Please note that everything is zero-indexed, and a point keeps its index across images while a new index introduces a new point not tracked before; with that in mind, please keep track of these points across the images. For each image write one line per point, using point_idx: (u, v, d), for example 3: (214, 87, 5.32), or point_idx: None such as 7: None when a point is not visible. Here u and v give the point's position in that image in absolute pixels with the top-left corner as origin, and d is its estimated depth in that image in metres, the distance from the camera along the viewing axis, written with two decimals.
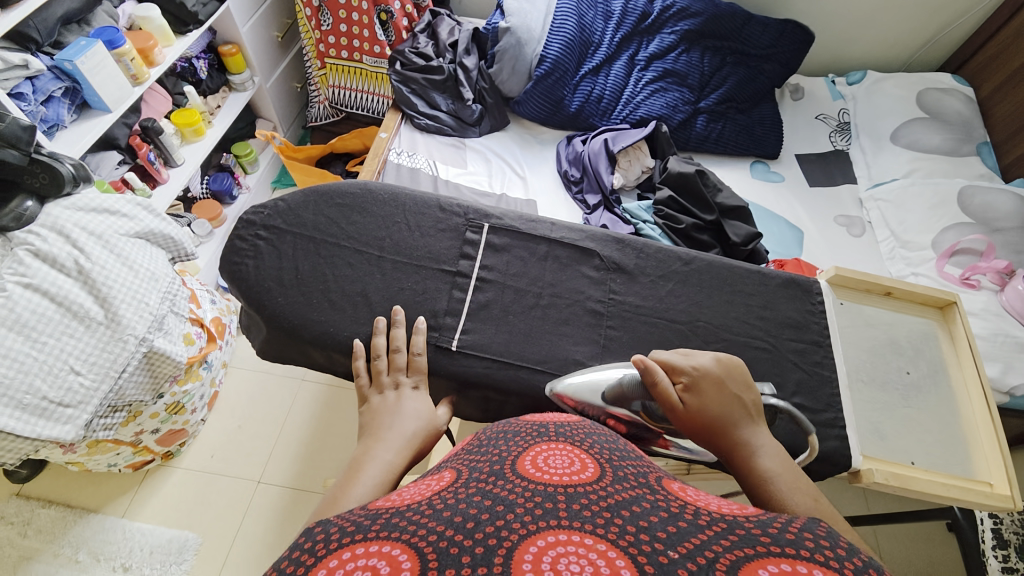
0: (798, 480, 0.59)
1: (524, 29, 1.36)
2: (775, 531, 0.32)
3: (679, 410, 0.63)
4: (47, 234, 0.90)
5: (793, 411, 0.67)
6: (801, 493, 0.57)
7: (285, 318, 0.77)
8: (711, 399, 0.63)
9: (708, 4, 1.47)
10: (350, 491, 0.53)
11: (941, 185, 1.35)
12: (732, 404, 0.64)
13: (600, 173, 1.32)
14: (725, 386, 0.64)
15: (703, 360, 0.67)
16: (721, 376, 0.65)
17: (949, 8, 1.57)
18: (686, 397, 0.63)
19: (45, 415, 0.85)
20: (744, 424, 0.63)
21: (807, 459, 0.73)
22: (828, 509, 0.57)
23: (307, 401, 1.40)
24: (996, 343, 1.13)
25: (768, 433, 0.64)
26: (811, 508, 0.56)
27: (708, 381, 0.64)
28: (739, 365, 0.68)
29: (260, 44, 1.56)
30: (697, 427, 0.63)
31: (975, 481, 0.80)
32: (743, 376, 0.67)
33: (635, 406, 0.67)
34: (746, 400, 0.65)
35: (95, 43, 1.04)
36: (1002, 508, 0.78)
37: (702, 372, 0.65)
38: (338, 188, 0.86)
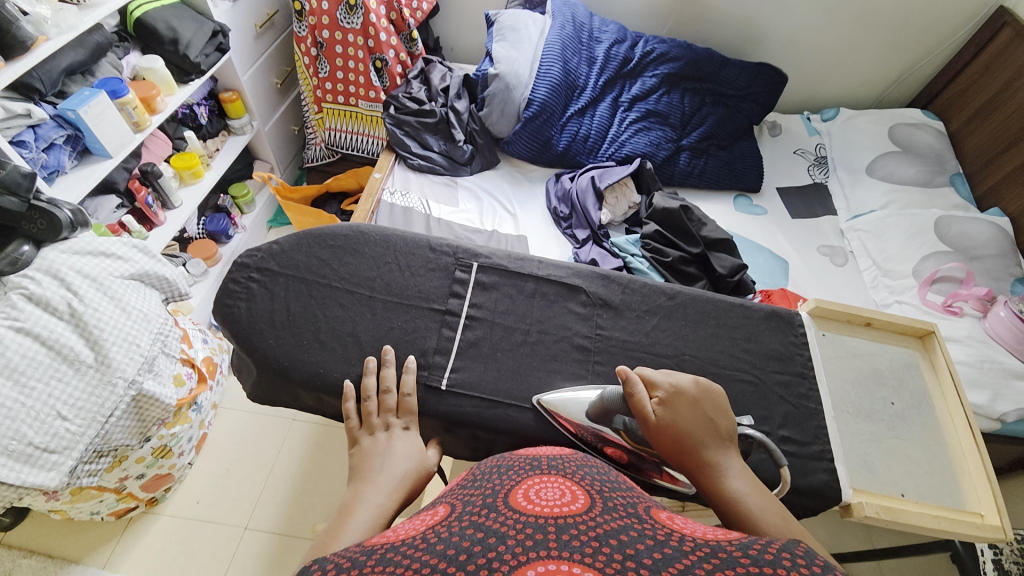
0: (763, 504, 0.60)
1: (512, 75, 1.43)
2: (755, 552, 0.33)
3: (653, 424, 0.64)
4: (42, 278, 0.91)
5: (765, 442, 0.69)
6: (769, 512, 0.59)
7: (276, 359, 0.77)
8: (685, 417, 0.65)
9: (686, 49, 1.55)
10: (341, 537, 0.53)
11: (918, 216, 1.40)
12: (705, 424, 0.65)
13: (588, 209, 1.36)
14: (700, 406, 0.66)
15: (682, 378, 0.69)
16: (696, 397, 0.67)
17: (912, 49, 1.67)
18: (662, 412, 0.65)
19: (30, 461, 0.83)
20: (715, 445, 0.64)
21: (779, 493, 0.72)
22: (794, 528, 0.59)
23: (298, 442, 1.37)
24: (983, 369, 1.15)
25: (738, 458, 0.65)
26: (778, 527, 0.57)
27: (684, 399, 0.66)
28: (716, 388, 0.69)
29: (259, 91, 1.63)
30: (668, 442, 0.64)
31: (965, 512, 0.80)
32: (720, 401, 0.68)
33: (617, 422, 0.69)
34: (720, 422, 0.66)
35: (99, 93, 1.08)
36: (994, 539, 0.79)
37: (678, 390, 0.67)
38: (331, 230, 0.89)
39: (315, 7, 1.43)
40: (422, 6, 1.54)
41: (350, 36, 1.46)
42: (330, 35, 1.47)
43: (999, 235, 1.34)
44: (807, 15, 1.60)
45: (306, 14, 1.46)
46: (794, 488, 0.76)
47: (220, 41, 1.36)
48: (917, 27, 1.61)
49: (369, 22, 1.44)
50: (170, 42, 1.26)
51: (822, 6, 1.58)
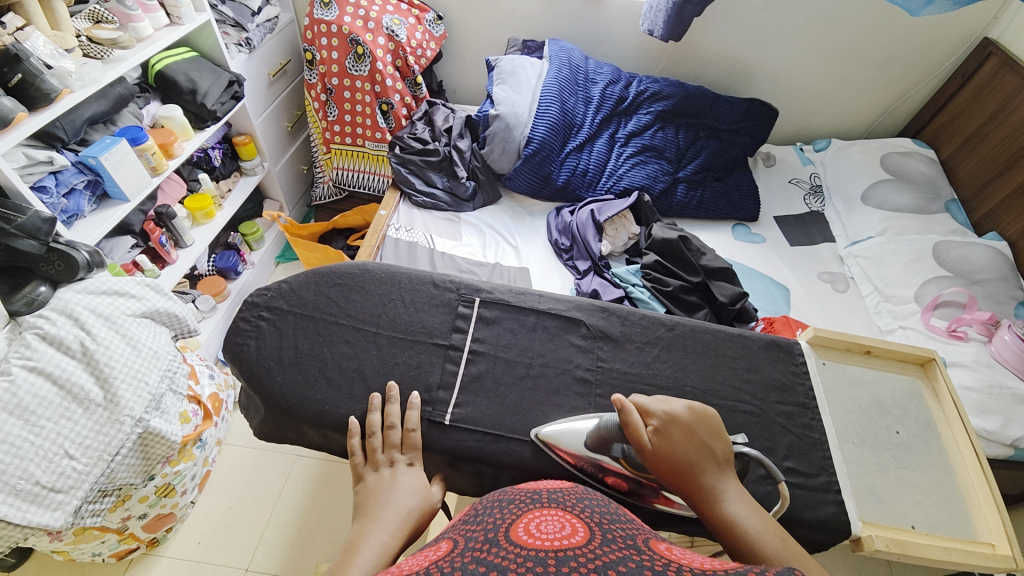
0: (763, 528, 0.60)
1: (512, 115, 1.49)
2: None
3: (649, 453, 0.65)
4: (56, 317, 0.93)
5: (762, 459, 0.67)
6: (768, 534, 0.60)
7: (283, 397, 0.78)
8: (680, 444, 0.65)
9: (679, 88, 1.62)
10: None
11: (915, 242, 1.41)
12: (701, 450, 0.65)
13: (588, 241, 1.38)
14: (695, 432, 0.66)
15: (677, 405, 0.69)
16: (691, 423, 0.67)
17: (898, 82, 1.73)
18: (656, 441, 0.65)
19: (37, 501, 0.83)
20: (712, 470, 0.64)
21: (779, 509, 0.70)
22: (795, 548, 0.59)
23: (302, 478, 1.36)
24: (992, 395, 1.13)
25: (738, 481, 0.65)
26: (778, 549, 0.58)
27: (678, 426, 0.66)
28: (710, 411, 0.69)
29: (271, 134, 1.71)
30: (665, 470, 0.64)
31: (976, 543, 0.78)
32: (715, 425, 0.68)
33: (615, 450, 0.69)
34: (716, 447, 0.66)
35: (120, 141, 1.13)
36: (1005, 569, 0.77)
37: (672, 416, 0.67)
38: (339, 269, 0.91)
39: (325, 57, 1.53)
40: (426, 54, 1.63)
41: (358, 82, 1.55)
42: (338, 81, 1.56)
43: (999, 258, 1.35)
44: (793, 52, 1.67)
45: (317, 63, 1.56)
46: (801, 522, 0.75)
47: (235, 90, 1.44)
48: (901, 62, 1.68)
49: (376, 69, 1.52)
50: (188, 91, 1.33)
51: (808, 45, 1.65)
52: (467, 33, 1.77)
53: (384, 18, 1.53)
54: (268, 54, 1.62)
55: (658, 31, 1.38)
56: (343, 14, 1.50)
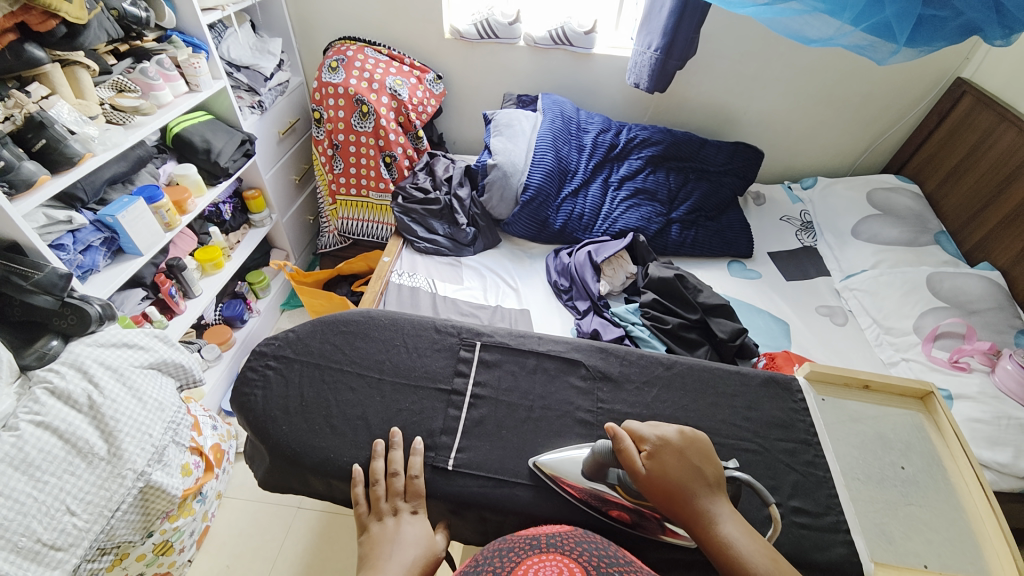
0: (755, 547, 0.60)
1: (509, 164, 1.56)
2: None
3: (644, 478, 0.65)
4: (66, 370, 0.95)
5: (753, 483, 0.66)
6: (760, 555, 0.60)
7: (288, 446, 0.78)
8: (673, 468, 0.65)
9: (666, 134, 1.71)
10: None
11: (909, 274, 1.44)
12: (694, 474, 0.65)
13: (587, 282, 1.41)
14: (686, 455, 0.66)
15: (669, 429, 0.69)
16: (682, 447, 0.67)
17: (876, 123, 1.82)
18: (648, 465, 0.65)
19: (37, 559, 0.81)
20: (704, 493, 0.64)
21: (774, 534, 0.67)
22: (788, 570, 0.59)
23: (303, 532, 1.33)
24: (1000, 426, 1.12)
25: (729, 505, 0.65)
26: (771, 570, 0.58)
27: (670, 449, 0.66)
28: (702, 436, 0.68)
29: (279, 187, 1.79)
30: (660, 494, 0.64)
31: None
32: (706, 448, 0.68)
33: (612, 478, 0.70)
34: (708, 471, 0.66)
35: (137, 201, 1.19)
36: None
37: (664, 439, 0.67)
38: (344, 317, 0.94)
39: (332, 115, 1.62)
40: (427, 110, 1.74)
41: (363, 137, 1.64)
42: (344, 137, 1.64)
43: (993, 288, 1.36)
44: (772, 99, 1.77)
45: (324, 122, 1.65)
46: (813, 565, 0.73)
47: (247, 148, 1.53)
48: (876, 104, 1.78)
49: (380, 125, 1.61)
50: (203, 151, 1.40)
51: (786, 91, 1.75)
52: (465, 91, 1.89)
53: (387, 79, 1.64)
54: (278, 114, 1.73)
55: (644, 84, 1.47)
56: (350, 77, 1.60)
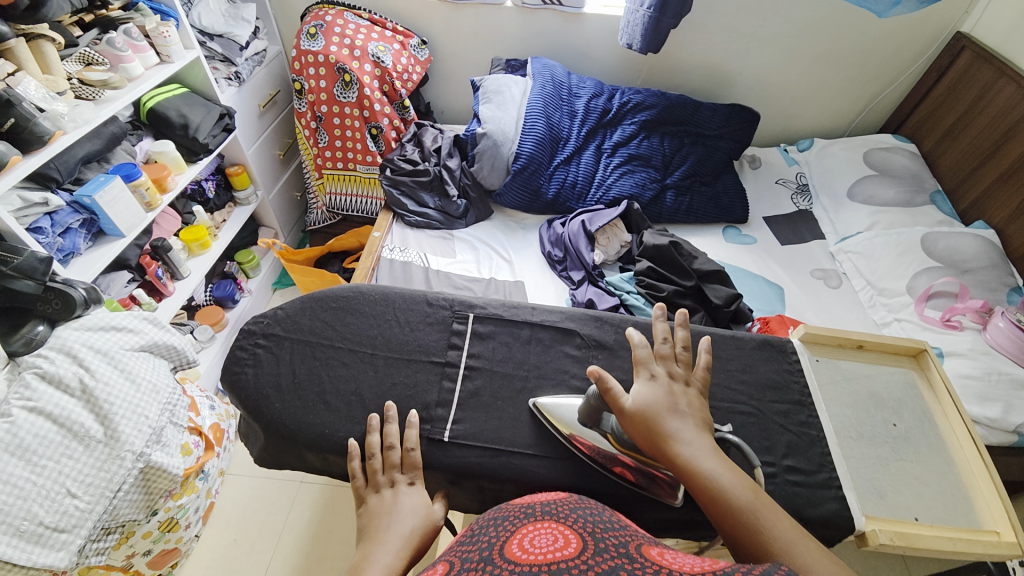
0: (736, 479, 0.60)
1: (499, 132, 1.51)
2: None
3: (629, 414, 0.67)
4: (55, 355, 0.93)
5: (741, 444, 0.69)
6: (742, 488, 0.60)
7: (283, 424, 0.78)
8: (657, 404, 0.66)
9: (660, 97, 1.66)
10: None
11: (903, 235, 1.43)
12: (677, 411, 0.66)
13: (581, 251, 1.39)
14: (671, 395, 0.68)
15: (661, 369, 0.71)
16: (668, 388, 0.69)
17: (875, 80, 1.77)
18: (635, 398, 0.67)
19: (41, 541, 0.82)
20: (690, 429, 0.65)
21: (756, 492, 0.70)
22: (768, 504, 0.59)
23: (308, 505, 1.35)
24: (991, 382, 1.14)
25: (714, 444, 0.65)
26: (749, 500, 0.58)
27: (657, 388, 0.68)
28: (690, 381, 0.71)
29: (262, 163, 1.74)
30: (643, 430, 0.65)
31: (982, 531, 0.78)
32: (692, 393, 0.70)
33: (605, 425, 0.72)
34: (692, 410, 0.67)
35: (114, 179, 1.15)
36: (1013, 557, 0.76)
37: (654, 377, 0.70)
38: (333, 292, 0.93)
39: (314, 86, 1.56)
40: (412, 78, 1.67)
41: (347, 108, 1.58)
42: (327, 108, 1.58)
43: (988, 246, 1.36)
44: (768, 58, 1.72)
45: (305, 92, 1.58)
46: (806, 521, 0.74)
47: (227, 122, 1.47)
48: (875, 60, 1.72)
49: (364, 95, 1.55)
50: (180, 127, 1.35)
51: (782, 49, 1.70)
52: (452, 56, 1.81)
53: (369, 45, 1.57)
54: (257, 85, 1.66)
55: (636, 44, 1.41)
56: (330, 44, 1.52)
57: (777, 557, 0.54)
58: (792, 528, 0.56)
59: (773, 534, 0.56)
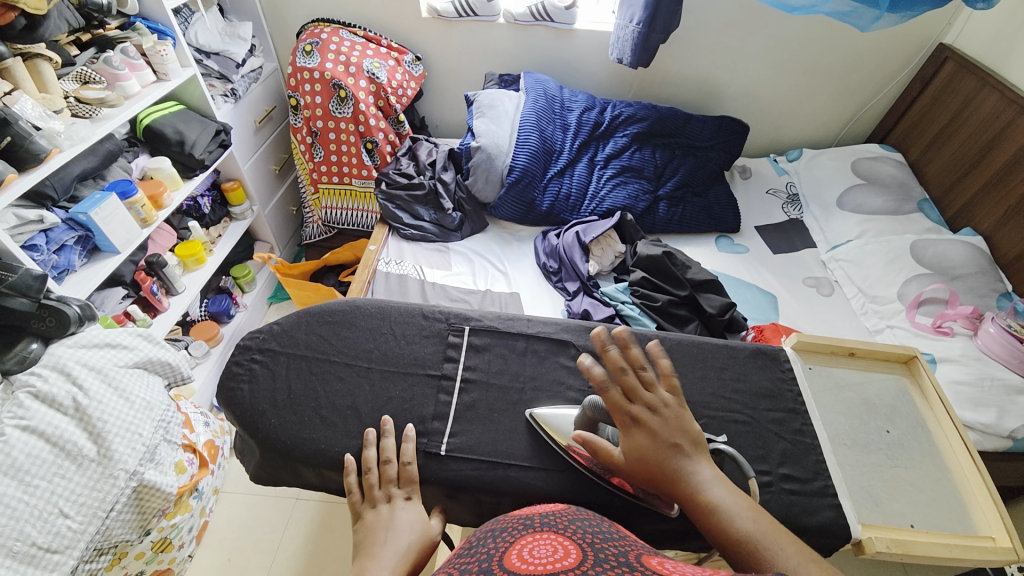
0: (738, 504, 0.61)
1: (493, 146, 1.53)
2: None
3: (623, 464, 0.64)
4: (48, 374, 0.93)
5: (736, 455, 0.70)
6: (744, 512, 0.60)
7: (278, 439, 0.78)
8: (648, 449, 0.63)
9: (651, 110, 1.69)
10: None
11: (893, 242, 1.45)
12: (670, 450, 0.63)
13: (576, 262, 1.41)
14: (659, 434, 0.64)
15: (644, 406, 0.66)
16: (654, 427, 0.64)
17: (860, 92, 1.82)
18: (628, 445, 0.64)
19: (34, 562, 0.81)
20: (687, 462, 0.63)
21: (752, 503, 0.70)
22: (769, 520, 0.61)
23: (303, 523, 1.33)
24: (984, 387, 1.15)
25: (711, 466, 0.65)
26: (754, 527, 0.59)
27: (643, 431, 0.64)
28: (674, 402, 0.66)
29: (258, 178, 1.75)
30: (641, 475, 0.63)
31: (978, 537, 0.79)
32: (682, 420, 0.65)
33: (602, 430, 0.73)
34: (685, 441, 0.64)
35: (110, 197, 1.16)
36: (1009, 562, 0.77)
37: (640, 420, 0.65)
38: (329, 307, 0.93)
39: (309, 101, 1.58)
40: (407, 93, 1.69)
41: (342, 124, 1.60)
42: (323, 124, 1.60)
43: (976, 252, 1.38)
44: (756, 72, 1.76)
45: (301, 108, 1.60)
46: (803, 529, 0.74)
47: (222, 138, 1.48)
48: (860, 73, 1.76)
49: (359, 110, 1.57)
50: (177, 143, 1.36)
51: (769, 63, 1.74)
52: (446, 72, 1.84)
53: (364, 62, 1.59)
54: (253, 102, 1.67)
55: (627, 59, 1.44)
56: (325, 61, 1.54)
57: None
58: (797, 554, 0.56)
59: (780, 563, 0.56)
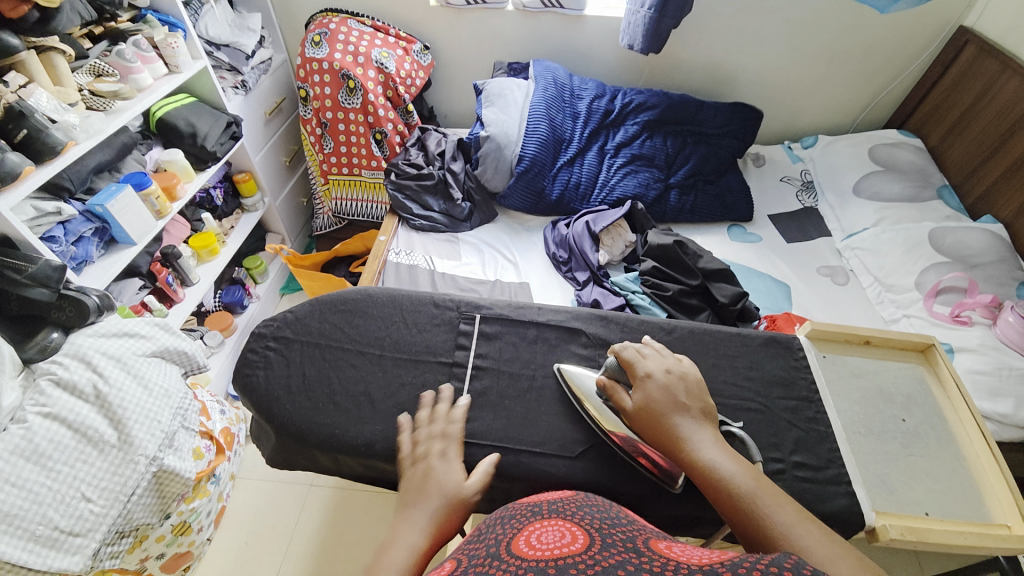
0: (737, 467, 0.60)
1: (502, 135, 1.52)
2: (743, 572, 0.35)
3: (632, 412, 0.70)
4: (69, 362, 0.95)
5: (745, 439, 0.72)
6: (743, 475, 0.59)
7: (293, 425, 0.79)
8: (655, 397, 0.69)
9: (662, 97, 1.66)
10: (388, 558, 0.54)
11: (911, 230, 1.42)
12: (675, 403, 0.67)
13: (586, 252, 1.40)
14: (668, 386, 0.70)
15: (656, 366, 0.73)
16: (667, 381, 0.70)
17: (878, 76, 1.77)
18: (637, 396, 0.70)
19: (56, 546, 0.84)
20: (689, 421, 0.66)
21: None
22: (771, 487, 0.58)
23: (318, 509, 1.36)
24: (1002, 377, 1.12)
25: (715, 432, 0.65)
26: (750, 486, 0.58)
27: (654, 383, 0.70)
28: (688, 371, 0.72)
29: (269, 169, 1.76)
30: (646, 423, 0.68)
31: (992, 525, 0.78)
32: (693, 383, 0.71)
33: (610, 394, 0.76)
34: (692, 401, 0.68)
35: (125, 188, 1.17)
36: None
37: (651, 375, 0.71)
38: (341, 295, 0.94)
39: (318, 92, 1.57)
40: (416, 83, 1.68)
41: (351, 114, 1.59)
42: (332, 115, 1.60)
43: (996, 240, 1.34)
44: (770, 57, 1.72)
45: (311, 99, 1.60)
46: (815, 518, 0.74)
47: (233, 130, 1.49)
48: (878, 56, 1.72)
49: (368, 101, 1.57)
50: (189, 135, 1.37)
51: (784, 47, 1.70)
52: (454, 60, 1.83)
53: (373, 52, 1.59)
54: (263, 93, 1.68)
55: (637, 45, 1.42)
56: (333, 51, 1.54)
57: (775, 543, 0.53)
58: (793, 512, 0.55)
59: (773, 520, 0.54)
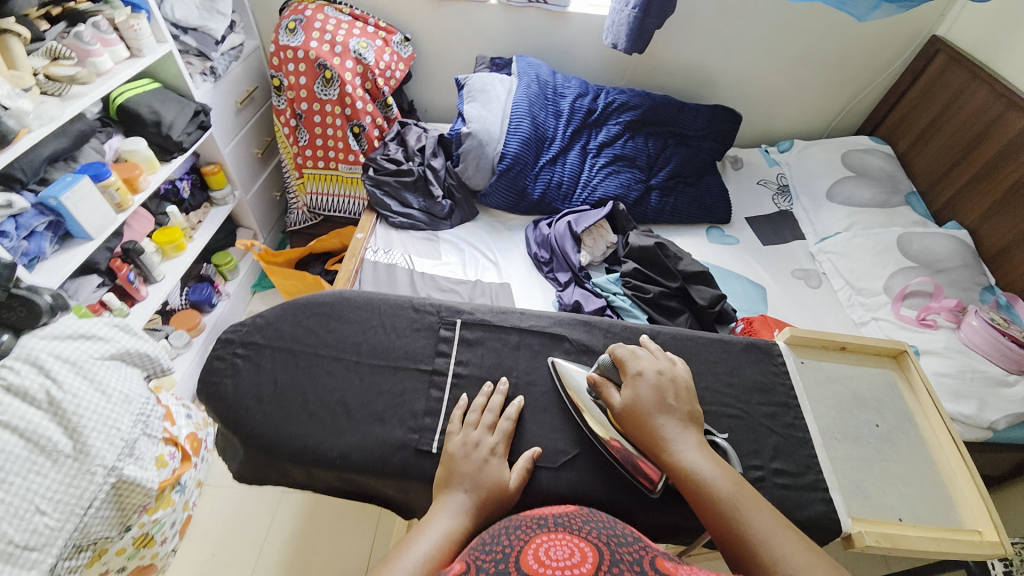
0: (720, 472, 0.62)
1: (484, 132, 1.50)
2: None
3: (619, 409, 0.70)
4: (20, 367, 0.89)
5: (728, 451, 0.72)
6: (723, 479, 0.62)
7: (264, 436, 0.76)
8: (644, 397, 0.69)
9: (644, 98, 1.66)
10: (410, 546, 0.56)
11: (881, 235, 1.46)
12: (664, 404, 0.69)
13: (567, 253, 1.39)
14: (659, 387, 0.70)
15: (649, 366, 0.73)
16: (659, 382, 0.71)
17: (852, 84, 1.81)
18: (625, 393, 0.71)
19: (10, 561, 0.78)
20: (675, 424, 0.67)
21: None
22: (751, 493, 0.61)
23: (290, 515, 1.32)
24: (965, 379, 1.17)
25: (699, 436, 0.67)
26: (731, 492, 0.60)
27: (645, 383, 0.71)
28: (679, 374, 0.73)
29: (239, 162, 1.69)
30: (632, 421, 0.69)
31: (964, 530, 0.81)
32: (682, 387, 0.72)
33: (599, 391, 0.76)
34: (680, 404, 0.69)
35: (82, 179, 1.10)
36: (995, 556, 0.79)
37: (642, 374, 0.72)
38: (315, 298, 0.90)
39: (293, 82, 1.51)
40: (395, 75, 1.64)
41: (328, 106, 1.54)
42: (308, 106, 1.54)
43: (961, 246, 1.40)
44: (749, 61, 1.74)
45: (285, 89, 1.54)
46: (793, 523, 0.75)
47: (201, 119, 1.41)
48: (852, 64, 1.76)
49: (346, 92, 1.51)
50: (153, 124, 1.30)
51: (762, 52, 1.72)
52: (435, 54, 1.79)
53: (351, 42, 1.52)
54: (233, 82, 1.60)
55: (621, 45, 1.41)
56: (309, 39, 1.47)
57: (753, 550, 0.56)
58: (771, 519, 0.58)
59: (751, 527, 0.57)
